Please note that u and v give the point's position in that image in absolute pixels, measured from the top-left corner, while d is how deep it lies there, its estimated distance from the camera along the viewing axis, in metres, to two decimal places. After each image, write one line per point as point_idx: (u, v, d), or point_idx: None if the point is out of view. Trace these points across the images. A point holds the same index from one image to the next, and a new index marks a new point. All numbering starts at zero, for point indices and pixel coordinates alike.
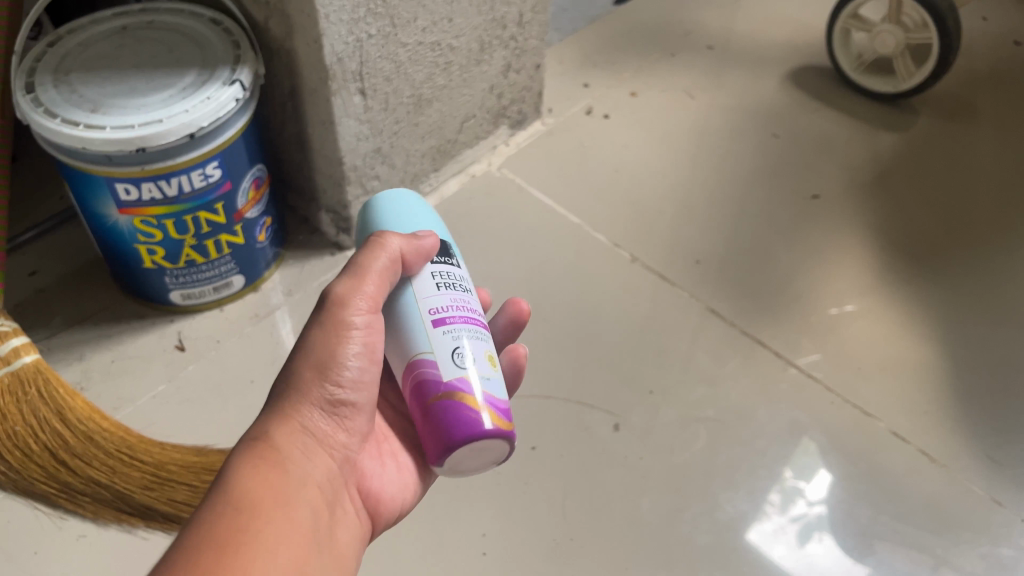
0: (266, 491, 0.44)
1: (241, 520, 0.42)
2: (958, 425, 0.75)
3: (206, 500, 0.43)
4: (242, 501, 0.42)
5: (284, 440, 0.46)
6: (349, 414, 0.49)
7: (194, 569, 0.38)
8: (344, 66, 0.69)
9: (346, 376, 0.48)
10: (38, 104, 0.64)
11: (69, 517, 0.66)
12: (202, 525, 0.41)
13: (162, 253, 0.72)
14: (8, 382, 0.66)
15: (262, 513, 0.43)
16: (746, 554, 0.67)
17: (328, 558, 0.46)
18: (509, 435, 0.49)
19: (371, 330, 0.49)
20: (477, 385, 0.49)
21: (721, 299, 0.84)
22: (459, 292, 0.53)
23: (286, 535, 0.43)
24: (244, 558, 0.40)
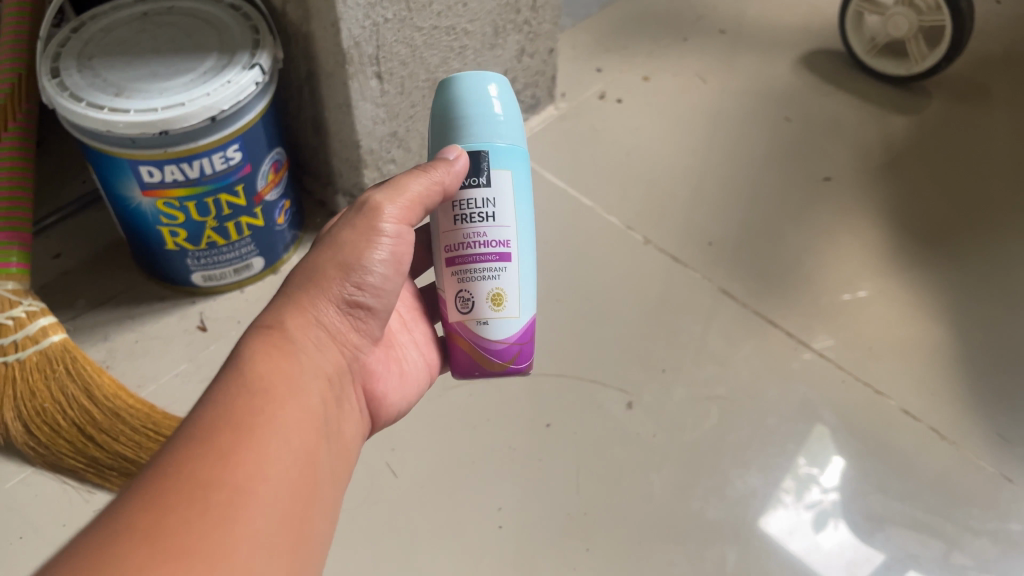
0: (281, 374, 0.44)
1: (260, 399, 0.41)
2: (968, 404, 0.76)
3: (221, 377, 0.43)
4: (259, 380, 0.42)
5: (298, 327, 0.47)
6: (361, 315, 0.51)
7: (213, 441, 0.38)
8: (360, 51, 0.71)
9: (367, 279, 0.50)
10: (64, 88, 0.66)
11: (96, 490, 0.68)
12: (220, 400, 0.41)
13: (184, 235, 0.74)
14: (37, 361, 0.69)
15: (280, 393, 0.43)
16: (758, 529, 0.68)
17: (336, 443, 0.46)
18: (509, 368, 0.56)
19: (399, 244, 0.51)
20: (478, 329, 0.54)
21: (733, 280, 0.85)
22: (476, 224, 0.53)
23: (303, 416, 0.43)
24: (263, 432, 0.40)
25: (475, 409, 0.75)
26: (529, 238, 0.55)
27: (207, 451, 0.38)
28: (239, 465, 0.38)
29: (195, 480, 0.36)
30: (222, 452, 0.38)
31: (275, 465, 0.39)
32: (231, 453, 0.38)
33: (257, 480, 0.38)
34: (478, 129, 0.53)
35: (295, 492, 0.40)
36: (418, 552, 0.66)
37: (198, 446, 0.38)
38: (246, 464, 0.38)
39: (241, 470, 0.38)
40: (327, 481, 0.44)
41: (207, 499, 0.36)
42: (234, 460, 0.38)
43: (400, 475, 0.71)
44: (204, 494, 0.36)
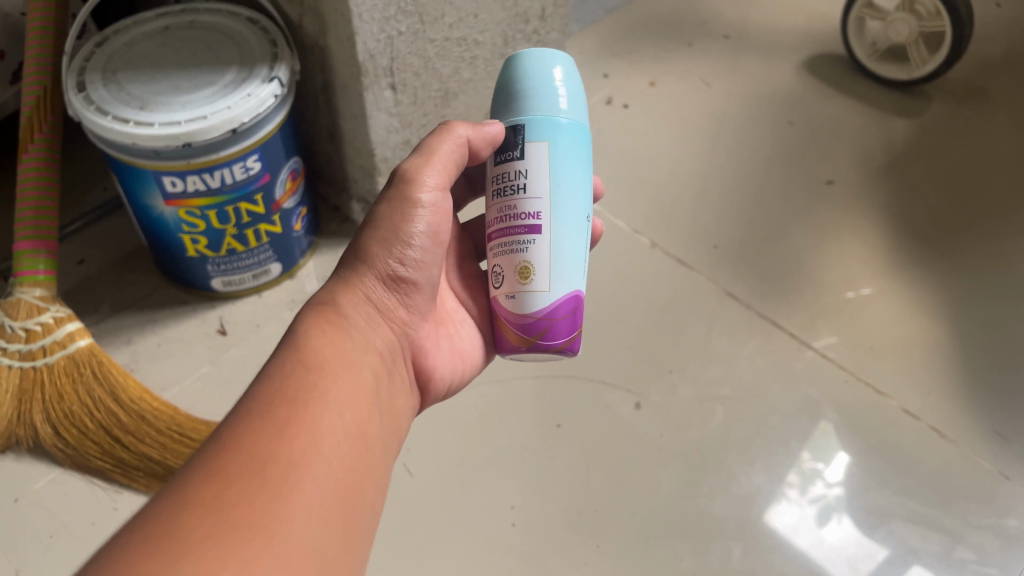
0: (332, 352, 0.47)
1: (313, 377, 0.45)
2: (967, 402, 0.78)
3: (278, 352, 0.47)
4: (310, 359, 0.46)
5: (348, 305, 0.51)
6: (410, 291, 0.53)
7: (267, 415, 0.42)
8: (375, 63, 0.73)
9: (411, 253, 0.52)
10: (90, 102, 0.68)
11: (123, 490, 0.70)
12: (276, 373, 0.45)
13: (205, 242, 0.76)
14: (64, 365, 0.71)
15: (330, 372, 0.46)
16: (762, 524, 0.71)
17: (387, 417, 0.49)
18: (538, 346, 0.54)
19: (441, 215, 0.54)
20: (505, 305, 0.54)
21: (737, 282, 0.87)
22: (505, 197, 0.54)
23: (352, 393, 0.46)
24: (314, 407, 0.43)
25: (487, 409, 0.77)
26: (571, 211, 0.54)
27: (263, 424, 0.41)
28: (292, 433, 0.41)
29: (252, 450, 0.39)
30: (278, 422, 0.41)
31: (327, 436, 0.43)
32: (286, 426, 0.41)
33: (310, 451, 0.41)
34: (539, 101, 0.54)
35: (346, 463, 0.43)
36: (434, 547, 0.69)
37: (256, 414, 0.42)
38: (299, 433, 0.41)
39: (296, 441, 0.41)
40: (378, 452, 0.47)
41: (262, 469, 0.39)
42: (289, 434, 0.41)
43: (416, 473, 0.73)
44: (262, 465, 0.39)
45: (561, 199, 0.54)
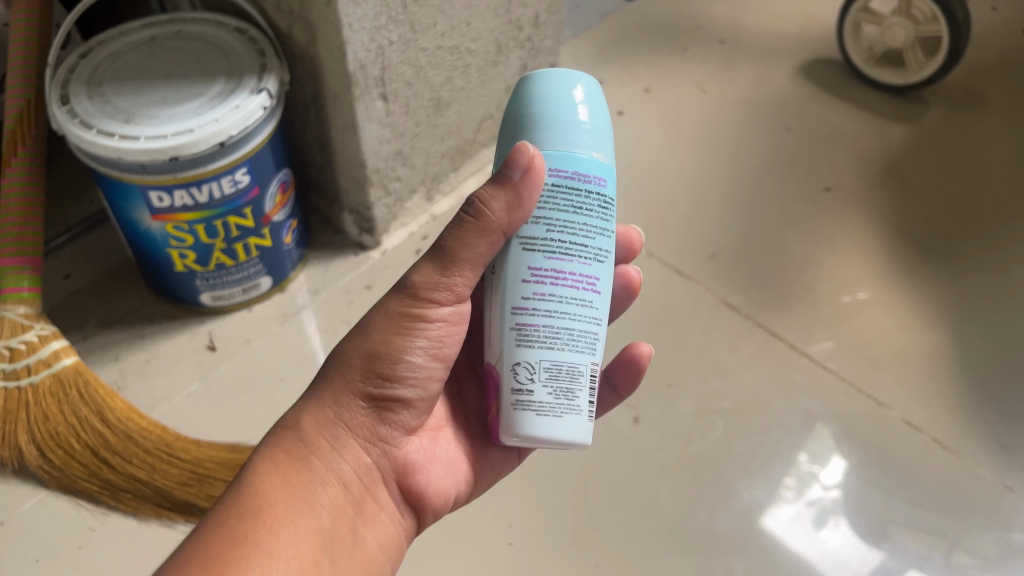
0: (280, 495, 0.46)
1: (249, 527, 0.44)
2: (969, 413, 0.77)
3: (230, 489, 0.46)
4: (253, 505, 0.45)
5: (315, 433, 0.49)
6: (390, 412, 0.51)
7: (192, 573, 0.41)
8: (366, 73, 0.71)
9: (393, 374, 0.50)
10: (74, 115, 0.66)
11: (110, 512, 0.68)
12: (218, 520, 0.44)
13: (193, 257, 0.75)
14: (50, 385, 0.70)
15: (274, 519, 0.45)
16: (763, 540, 0.69)
17: (343, 561, 0.47)
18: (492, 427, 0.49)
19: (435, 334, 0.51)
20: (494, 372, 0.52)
21: (736, 292, 0.86)
22: None
23: (291, 544, 0.45)
24: (241, 566, 0.42)
25: None
26: (532, 273, 0.48)
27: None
28: None
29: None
30: None
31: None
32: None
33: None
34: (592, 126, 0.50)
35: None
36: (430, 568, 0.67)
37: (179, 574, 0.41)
38: None
39: None
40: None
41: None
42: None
43: None
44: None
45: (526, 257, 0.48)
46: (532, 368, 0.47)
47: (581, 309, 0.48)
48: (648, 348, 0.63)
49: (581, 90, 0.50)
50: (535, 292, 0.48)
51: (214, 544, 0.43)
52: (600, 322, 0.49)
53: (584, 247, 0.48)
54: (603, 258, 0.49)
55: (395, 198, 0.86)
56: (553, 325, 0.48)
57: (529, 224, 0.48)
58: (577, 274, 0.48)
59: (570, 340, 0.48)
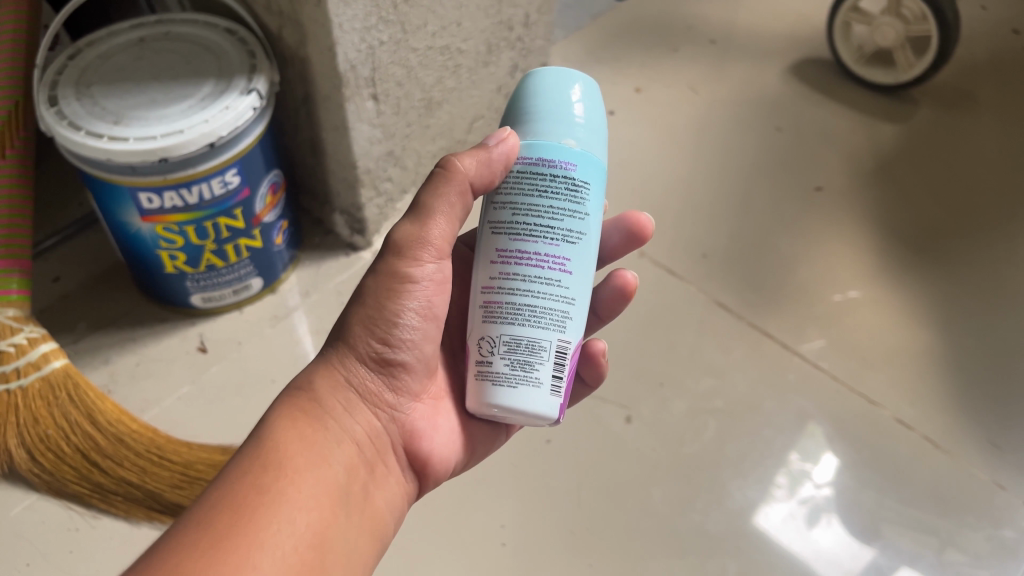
0: (300, 448, 0.46)
1: (272, 476, 0.44)
2: (960, 411, 0.77)
3: (246, 444, 0.47)
4: (273, 456, 0.45)
5: (325, 391, 0.50)
6: (395, 374, 0.52)
7: (219, 518, 0.42)
8: (357, 73, 0.71)
9: (395, 334, 0.51)
10: (62, 116, 0.66)
11: (101, 515, 0.68)
12: (237, 470, 0.44)
13: (183, 258, 0.74)
14: (39, 388, 0.69)
15: (295, 470, 0.45)
16: (756, 540, 0.69)
17: (358, 515, 0.48)
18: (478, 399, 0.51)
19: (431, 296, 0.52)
20: None
21: (727, 291, 0.86)
22: None
23: (312, 494, 0.45)
24: (264, 512, 0.43)
25: None
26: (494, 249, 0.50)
27: (205, 532, 0.41)
28: (233, 540, 0.41)
29: (185, 563, 0.39)
30: (220, 531, 0.41)
31: (270, 543, 0.42)
32: (228, 534, 0.41)
33: (248, 564, 0.40)
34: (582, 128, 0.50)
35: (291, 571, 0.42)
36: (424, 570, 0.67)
37: (203, 520, 0.42)
38: (241, 543, 0.41)
39: (235, 552, 0.40)
40: (340, 553, 0.45)
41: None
42: (230, 543, 0.41)
43: None
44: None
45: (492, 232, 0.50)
46: (493, 343, 0.48)
47: (546, 287, 0.48)
48: (602, 346, 0.62)
49: (578, 89, 0.50)
50: (500, 272, 0.49)
51: (239, 492, 0.43)
52: (572, 301, 0.49)
53: (550, 229, 0.48)
54: (575, 239, 0.49)
55: (386, 199, 0.86)
56: (515, 301, 0.48)
57: (496, 211, 0.50)
58: (541, 253, 0.48)
59: (532, 316, 0.48)
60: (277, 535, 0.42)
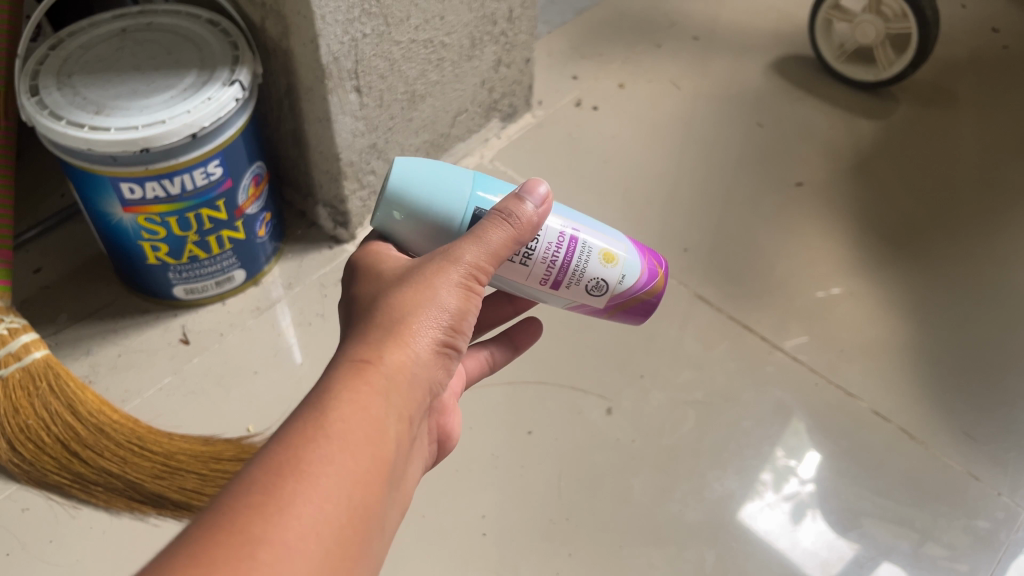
0: (360, 420, 0.40)
1: (334, 446, 0.38)
2: (937, 403, 0.78)
3: (310, 409, 0.40)
4: (341, 428, 0.39)
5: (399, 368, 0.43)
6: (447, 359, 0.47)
7: (280, 487, 0.36)
8: (339, 65, 0.71)
9: (457, 323, 0.46)
10: (43, 106, 0.66)
11: (82, 505, 0.68)
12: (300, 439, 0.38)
13: (166, 249, 0.74)
14: (20, 378, 0.69)
15: (361, 446, 0.39)
16: (734, 530, 0.70)
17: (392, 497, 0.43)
18: (660, 267, 0.58)
19: (476, 291, 0.47)
20: (630, 275, 0.56)
21: (708, 285, 0.87)
22: (542, 247, 0.53)
23: (370, 470, 0.39)
24: (328, 488, 0.37)
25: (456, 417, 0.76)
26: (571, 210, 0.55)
27: (263, 501, 0.35)
28: (300, 516, 0.35)
29: (244, 531, 0.34)
30: (283, 503, 0.35)
31: (328, 520, 0.36)
32: (288, 506, 0.35)
33: (306, 539, 0.35)
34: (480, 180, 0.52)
35: (344, 550, 0.37)
36: (404, 558, 0.67)
37: (261, 490, 0.35)
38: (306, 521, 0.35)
39: (298, 527, 0.35)
40: (378, 536, 0.40)
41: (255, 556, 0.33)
42: (294, 512, 0.35)
43: None
44: (251, 550, 0.33)
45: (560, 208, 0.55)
46: None
47: None
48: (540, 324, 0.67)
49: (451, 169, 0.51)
50: None
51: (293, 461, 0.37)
52: None
53: None
54: None
55: (370, 191, 0.86)
56: None
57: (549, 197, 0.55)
58: None
59: None
60: (336, 510, 0.37)
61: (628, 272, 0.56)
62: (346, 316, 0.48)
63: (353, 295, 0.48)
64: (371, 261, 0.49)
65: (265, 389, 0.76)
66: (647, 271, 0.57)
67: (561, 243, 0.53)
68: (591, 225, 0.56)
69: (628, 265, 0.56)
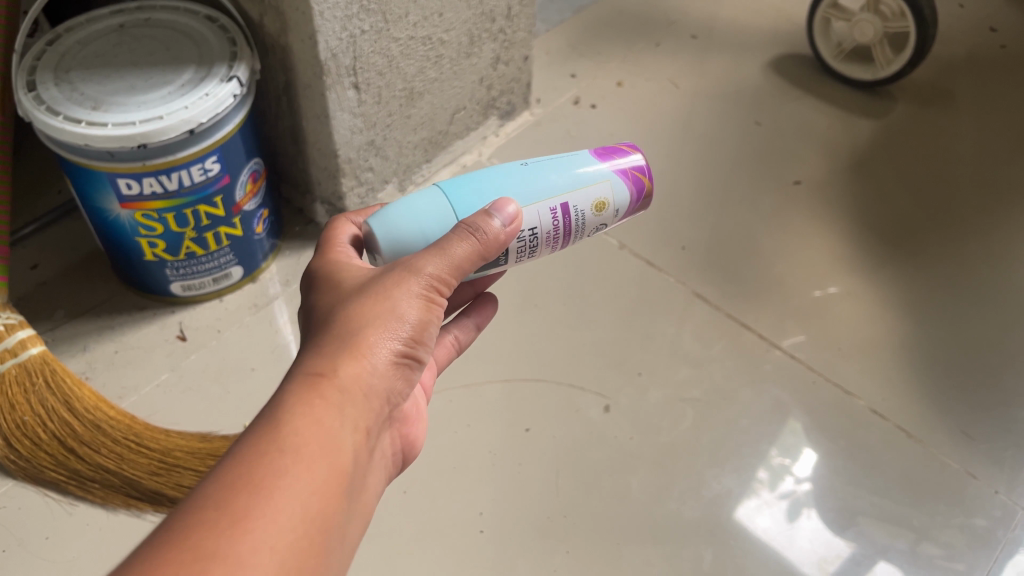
0: (315, 433, 0.40)
1: (289, 461, 0.38)
2: (935, 402, 0.78)
3: (265, 423, 0.39)
4: (297, 441, 0.39)
5: (358, 380, 0.43)
6: (410, 371, 0.46)
7: (233, 503, 0.35)
8: (338, 62, 0.71)
9: (419, 336, 0.46)
10: (40, 101, 0.66)
11: (78, 502, 0.68)
12: (253, 454, 0.38)
13: (163, 246, 0.74)
14: (16, 374, 0.68)
15: (318, 460, 0.39)
16: (731, 528, 0.70)
17: (353, 509, 0.42)
18: (644, 172, 0.58)
19: (437, 301, 0.46)
20: (625, 203, 0.57)
21: (706, 283, 0.87)
22: (538, 239, 0.54)
23: (326, 482, 0.39)
24: (282, 503, 0.36)
25: (453, 414, 0.76)
26: (543, 173, 0.54)
27: (214, 518, 0.35)
28: (253, 533, 0.35)
29: (196, 547, 0.33)
30: (236, 519, 0.35)
31: (282, 536, 0.36)
32: (241, 521, 0.35)
33: (259, 554, 0.34)
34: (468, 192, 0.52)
35: (302, 566, 0.36)
36: (400, 556, 0.67)
37: (213, 507, 0.35)
38: (260, 538, 0.35)
39: (252, 545, 0.34)
40: (337, 548, 0.40)
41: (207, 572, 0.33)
42: (246, 529, 0.35)
43: None
44: (203, 566, 0.33)
45: (531, 177, 0.54)
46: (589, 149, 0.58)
47: None
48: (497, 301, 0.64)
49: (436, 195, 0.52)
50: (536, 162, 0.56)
51: (244, 477, 0.37)
52: None
53: None
54: None
55: (368, 188, 0.86)
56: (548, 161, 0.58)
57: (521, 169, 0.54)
58: None
59: None
60: (290, 525, 0.36)
61: (620, 202, 0.57)
62: (303, 329, 0.47)
63: (310, 307, 0.47)
64: (328, 272, 0.49)
65: (262, 385, 0.76)
66: (636, 189, 0.57)
67: (554, 224, 0.54)
68: (567, 175, 0.55)
69: (621, 198, 0.57)
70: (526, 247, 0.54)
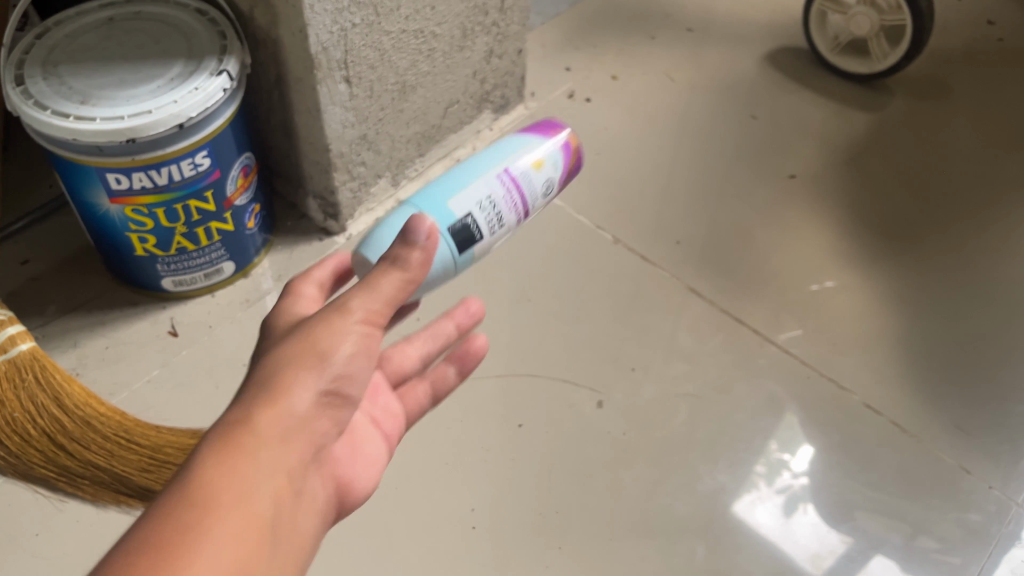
0: (222, 495, 0.36)
1: (189, 529, 0.34)
2: (930, 397, 0.78)
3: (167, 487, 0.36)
4: (202, 502, 0.35)
5: (276, 429, 0.39)
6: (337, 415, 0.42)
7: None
8: (328, 55, 0.71)
9: (344, 380, 0.41)
10: (28, 96, 0.65)
11: (69, 498, 0.68)
12: (147, 524, 0.34)
13: (154, 241, 0.74)
14: (4, 370, 0.67)
15: (226, 520, 0.35)
16: (724, 523, 0.70)
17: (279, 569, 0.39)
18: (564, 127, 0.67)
19: (369, 342, 0.42)
20: (557, 160, 0.65)
21: (701, 278, 0.86)
22: (496, 211, 0.60)
23: (234, 549, 0.35)
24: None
25: (446, 409, 0.75)
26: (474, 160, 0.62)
27: None
28: None
29: None
30: None
31: None
32: None
33: None
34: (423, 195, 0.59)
35: None
36: (392, 552, 0.67)
37: None
38: None
39: None
40: None
41: None
42: None
43: None
44: None
45: (469, 162, 0.62)
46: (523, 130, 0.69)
47: None
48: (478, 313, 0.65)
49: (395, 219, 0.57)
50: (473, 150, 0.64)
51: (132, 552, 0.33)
52: None
53: None
54: None
55: (361, 183, 0.86)
56: None
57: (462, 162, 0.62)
58: None
59: None
60: None
61: (555, 158, 0.65)
62: None
63: None
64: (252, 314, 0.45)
65: None
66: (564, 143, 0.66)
67: (502, 189, 0.61)
68: (500, 152, 0.64)
69: (551, 154, 0.64)
70: (492, 218, 0.60)
